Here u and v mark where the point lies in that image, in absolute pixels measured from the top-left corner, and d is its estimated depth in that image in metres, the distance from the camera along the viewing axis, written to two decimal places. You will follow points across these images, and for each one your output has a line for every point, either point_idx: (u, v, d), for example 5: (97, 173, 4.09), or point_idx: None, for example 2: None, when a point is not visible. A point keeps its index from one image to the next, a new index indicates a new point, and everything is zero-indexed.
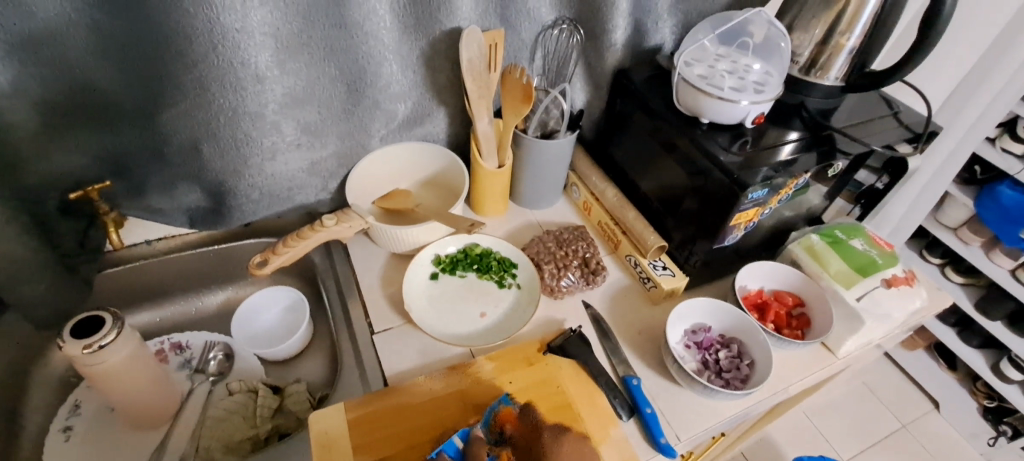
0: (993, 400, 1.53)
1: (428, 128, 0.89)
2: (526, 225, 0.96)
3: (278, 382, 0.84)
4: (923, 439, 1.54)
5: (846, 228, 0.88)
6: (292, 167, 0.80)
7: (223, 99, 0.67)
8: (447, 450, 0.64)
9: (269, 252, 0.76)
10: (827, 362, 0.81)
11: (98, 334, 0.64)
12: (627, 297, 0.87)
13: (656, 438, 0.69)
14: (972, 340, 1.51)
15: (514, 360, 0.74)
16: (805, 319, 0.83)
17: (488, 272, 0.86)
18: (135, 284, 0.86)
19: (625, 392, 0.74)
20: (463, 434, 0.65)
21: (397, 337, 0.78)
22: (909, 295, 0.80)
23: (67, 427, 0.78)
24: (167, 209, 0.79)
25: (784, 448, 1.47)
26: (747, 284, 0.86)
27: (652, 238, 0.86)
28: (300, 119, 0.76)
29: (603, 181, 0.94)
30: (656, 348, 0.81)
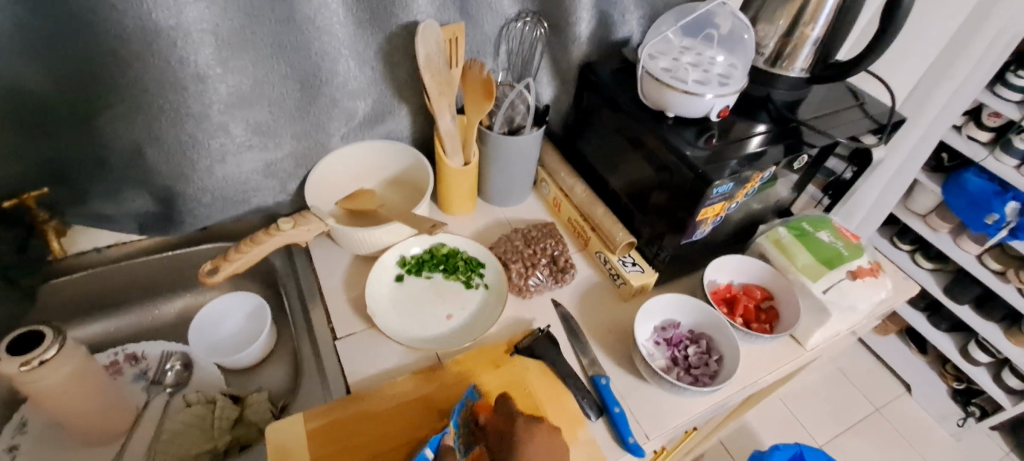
0: (962, 382, 1.57)
1: (390, 126, 0.87)
2: (495, 223, 0.94)
3: (240, 391, 0.82)
4: (895, 422, 1.57)
5: (813, 220, 0.88)
6: (246, 169, 0.77)
7: (163, 99, 0.65)
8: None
9: (220, 259, 0.73)
10: (795, 354, 0.81)
11: (38, 349, 0.61)
12: (597, 295, 0.85)
13: (624, 438, 0.68)
14: (941, 324, 1.54)
15: (479, 362, 0.72)
16: (774, 312, 0.83)
17: (455, 272, 0.84)
18: (84, 293, 0.83)
19: (594, 392, 0.73)
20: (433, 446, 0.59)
21: (359, 344, 0.75)
22: (874, 286, 0.80)
23: (13, 446, 0.74)
24: (115, 215, 0.75)
25: (761, 435, 1.49)
26: (716, 278, 0.86)
27: (620, 235, 0.84)
28: (250, 119, 0.73)
29: (572, 177, 0.92)
30: (625, 346, 0.80)
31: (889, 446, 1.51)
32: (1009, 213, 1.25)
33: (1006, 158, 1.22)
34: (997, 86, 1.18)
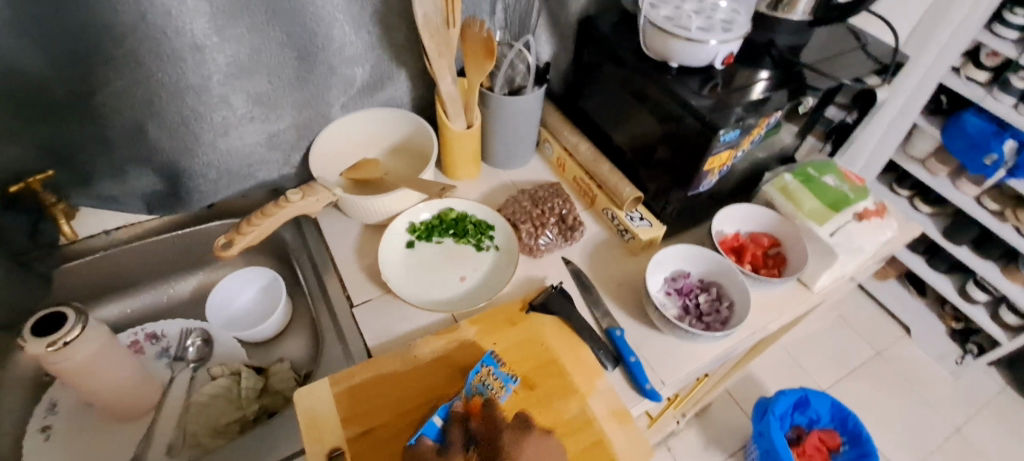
0: (960, 321, 1.61)
1: (390, 92, 0.86)
2: (500, 185, 0.94)
3: (262, 363, 0.83)
4: (896, 363, 1.61)
5: (818, 165, 0.88)
6: (249, 141, 0.77)
7: (162, 72, 0.64)
8: (428, 433, 0.62)
9: (234, 233, 0.73)
10: (803, 296, 0.83)
11: (61, 331, 0.62)
12: (607, 251, 0.86)
13: (642, 385, 0.71)
14: (940, 266, 1.56)
15: (495, 321, 0.73)
16: (781, 258, 0.84)
17: (465, 236, 0.84)
18: (99, 275, 0.83)
19: (609, 344, 0.75)
20: (443, 413, 0.64)
21: (377, 310, 0.76)
22: (880, 227, 0.81)
23: (46, 426, 0.75)
24: (122, 197, 0.76)
25: (767, 383, 1.53)
26: (723, 228, 0.87)
27: (627, 190, 0.85)
28: (250, 90, 0.72)
29: (575, 136, 0.92)
30: (637, 298, 0.81)
31: (890, 386, 1.56)
32: (1006, 152, 1.25)
33: (1004, 97, 1.21)
34: (995, 24, 1.17)
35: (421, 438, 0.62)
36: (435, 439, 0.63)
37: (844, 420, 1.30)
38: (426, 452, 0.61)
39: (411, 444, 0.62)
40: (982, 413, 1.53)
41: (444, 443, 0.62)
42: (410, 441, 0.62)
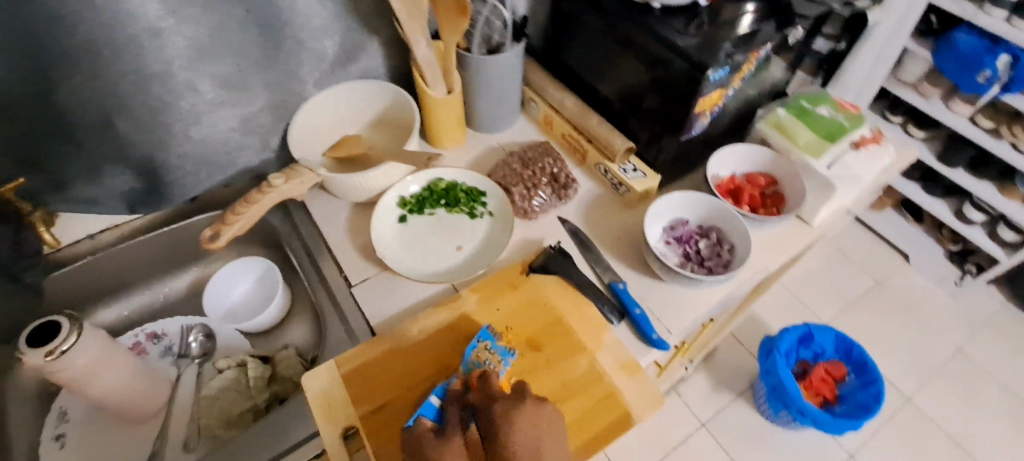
0: (959, 243, 1.61)
1: (364, 63, 0.82)
2: (488, 150, 0.91)
3: (267, 351, 0.83)
4: (896, 291, 1.62)
5: (811, 97, 0.86)
6: (222, 127, 0.74)
7: (120, 62, 0.61)
8: (426, 413, 0.60)
9: (219, 224, 0.72)
10: (804, 232, 0.82)
11: (57, 340, 0.61)
12: (603, 206, 0.85)
13: (649, 335, 0.71)
14: (936, 190, 1.55)
15: (497, 287, 0.73)
16: (779, 196, 0.83)
17: (458, 205, 0.82)
18: (90, 281, 0.82)
19: (613, 297, 0.74)
20: (440, 393, 0.61)
21: (376, 288, 0.75)
22: (878, 153, 0.80)
23: (60, 435, 0.75)
24: (102, 197, 0.73)
25: (770, 322, 1.55)
26: (719, 171, 0.85)
27: (618, 141, 0.82)
28: (216, 73, 0.69)
29: (560, 92, 0.89)
30: (638, 250, 0.80)
31: (892, 314, 1.58)
32: (1000, 67, 1.22)
33: (996, 11, 1.18)
34: None
35: (419, 419, 0.58)
36: (435, 421, 0.59)
37: (848, 351, 1.32)
38: (424, 432, 0.56)
39: (409, 426, 0.57)
40: (982, 331, 1.56)
41: (444, 424, 0.58)
42: (408, 425, 0.58)
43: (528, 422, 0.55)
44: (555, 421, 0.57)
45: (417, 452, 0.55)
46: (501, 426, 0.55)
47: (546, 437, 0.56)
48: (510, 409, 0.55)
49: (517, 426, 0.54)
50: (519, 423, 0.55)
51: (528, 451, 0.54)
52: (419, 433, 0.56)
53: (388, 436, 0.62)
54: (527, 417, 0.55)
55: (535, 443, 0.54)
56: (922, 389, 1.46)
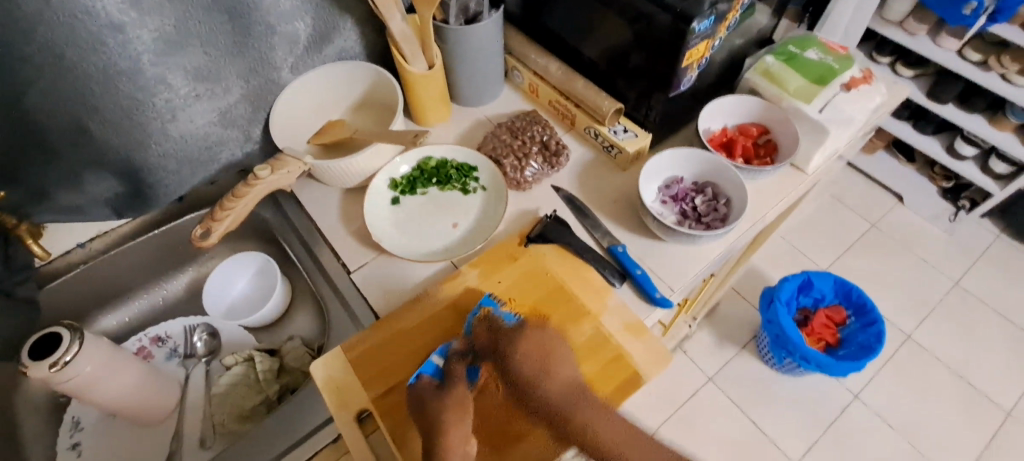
0: (951, 180, 1.62)
1: (339, 44, 0.80)
2: (475, 123, 0.90)
3: (273, 344, 0.83)
4: (892, 232, 1.64)
5: (798, 41, 0.84)
6: (201, 122, 0.72)
7: (86, 61, 0.59)
8: (427, 371, 0.63)
9: (208, 220, 0.71)
10: (799, 180, 0.82)
11: (59, 351, 0.61)
12: (595, 170, 0.84)
13: (651, 295, 0.71)
14: (927, 128, 1.54)
15: (496, 260, 0.72)
16: (772, 145, 0.83)
17: (450, 182, 0.81)
18: (86, 290, 0.81)
19: (613, 261, 0.74)
20: (442, 352, 0.64)
21: (375, 272, 0.75)
22: (868, 93, 0.79)
23: (76, 444, 0.76)
24: (87, 205, 0.72)
25: (769, 273, 1.56)
26: (710, 125, 0.85)
27: (607, 103, 0.81)
28: (187, 65, 0.67)
29: (543, 57, 0.87)
30: (634, 212, 0.80)
31: (888, 255, 1.59)
32: None
33: None
34: None
35: (421, 377, 0.62)
36: (437, 378, 0.62)
37: (848, 294, 1.33)
38: (426, 387, 0.61)
39: (412, 384, 0.62)
40: (978, 264, 1.58)
41: (444, 379, 0.62)
42: (411, 382, 0.62)
43: (530, 349, 0.65)
44: (559, 347, 0.66)
45: (422, 406, 0.61)
46: (511, 355, 0.63)
47: (552, 360, 0.65)
48: (515, 338, 0.65)
49: (522, 356, 0.63)
50: (525, 348, 0.64)
51: (538, 373, 0.63)
52: (422, 390, 0.61)
53: (401, 417, 0.62)
54: (532, 340, 0.65)
55: (544, 367, 0.63)
56: (922, 326, 1.48)
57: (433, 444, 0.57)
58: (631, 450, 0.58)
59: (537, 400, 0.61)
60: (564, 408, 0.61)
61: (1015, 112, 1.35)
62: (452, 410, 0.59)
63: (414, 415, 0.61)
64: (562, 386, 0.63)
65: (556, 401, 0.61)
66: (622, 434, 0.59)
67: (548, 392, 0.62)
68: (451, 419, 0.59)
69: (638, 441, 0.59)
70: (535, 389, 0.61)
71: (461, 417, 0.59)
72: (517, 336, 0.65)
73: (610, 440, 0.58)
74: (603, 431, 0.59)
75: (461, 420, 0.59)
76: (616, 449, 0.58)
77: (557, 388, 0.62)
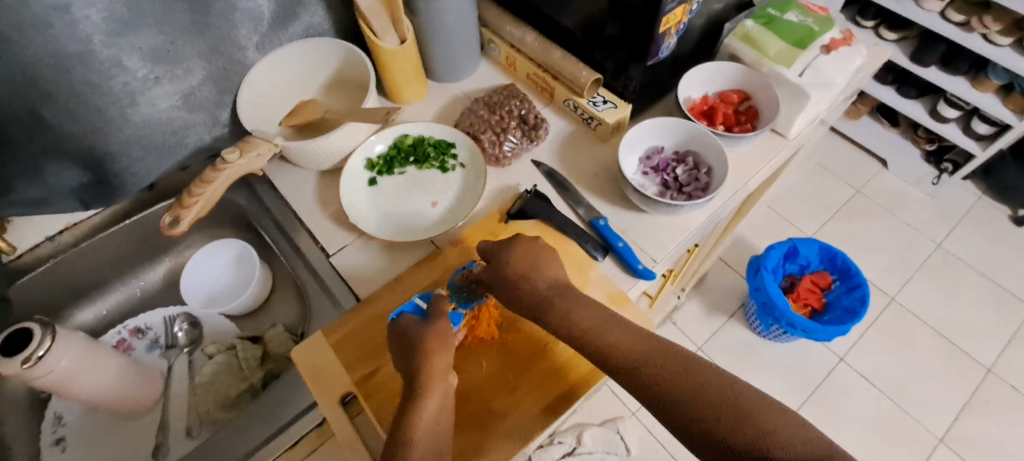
0: (934, 142, 1.61)
1: (306, 21, 0.77)
2: (452, 100, 0.88)
3: (256, 332, 0.82)
4: (876, 197, 1.64)
5: (777, 4, 0.82)
6: (164, 107, 0.70)
7: (34, 44, 0.56)
8: (407, 310, 0.62)
9: (177, 208, 0.69)
10: (781, 145, 0.81)
11: (31, 346, 0.59)
12: (576, 143, 0.83)
13: (634, 266, 0.70)
14: (910, 91, 1.54)
15: (477, 237, 0.72)
16: (753, 111, 0.82)
17: (427, 161, 0.80)
18: (60, 284, 0.79)
19: (595, 235, 0.74)
20: (425, 296, 0.64)
21: (354, 254, 0.74)
22: (848, 55, 0.77)
23: (59, 439, 0.75)
24: (50, 197, 0.70)
25: (757, 243, 1.56)
26: (690, 94, 0.83)
27: (584, 74, 0.79)
28: (143, 46, 0.64)
29: (518, 28, 0.85)
30: (616, 184, 0.79)
31: (873, 220, 1.60)
32: None
33: None
34: None
35: (402, 314, 0.61)
36: (418, 315, 0.62)
37: (832, 260, 1.34)
38: (408, 323, 0.60)
39: (393, 322, 0.61)
40: (960, 225, 1.60)
41: (426, 316, 0.61)
42: (392, 320, 0.61)
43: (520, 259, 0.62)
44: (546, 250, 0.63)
45: (404, 340, 0.58)
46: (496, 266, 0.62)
47: (540, 261, 0.62)
48: (500, 250, 0.63)
49: (511, 261, 0.62)
50: (516, 257, 0.62)
51: (524, 272, 0.61)
52: (405, 323, 0.59)
53: (383, 397, 0.62)
54: (523, 249, 0.63)
55: (530, 265, 0.61)
56: (905, 288, 1.50)
57: (419, 356, 0.56)
58: (617, 335, 0.54)
59: (524, 301, 0.59)
60: (546, 295, 0.59)
61: (996, 72, 1.36)
62: (435, 339, 0.58)
63: (394, 342, 0.59)
64: (549, 281, 0.60)
65: (541, 295, 0.59)
66: (604, 316, 0.57)
67: (535, 287, 0.60)
68: (436, 342, 0.58)
69: (621, 326, 0.56)
70: (521, 287, 0.60)
71: (443, 345, 0.58)
72: (511, 247, 0.63)
73: (592, 324, 0.56)
74: (582, 317, 0.57)
75: (444, 346, 0.58)
76: (603, 333, 0.55)
77: (544, 284, 0.60)
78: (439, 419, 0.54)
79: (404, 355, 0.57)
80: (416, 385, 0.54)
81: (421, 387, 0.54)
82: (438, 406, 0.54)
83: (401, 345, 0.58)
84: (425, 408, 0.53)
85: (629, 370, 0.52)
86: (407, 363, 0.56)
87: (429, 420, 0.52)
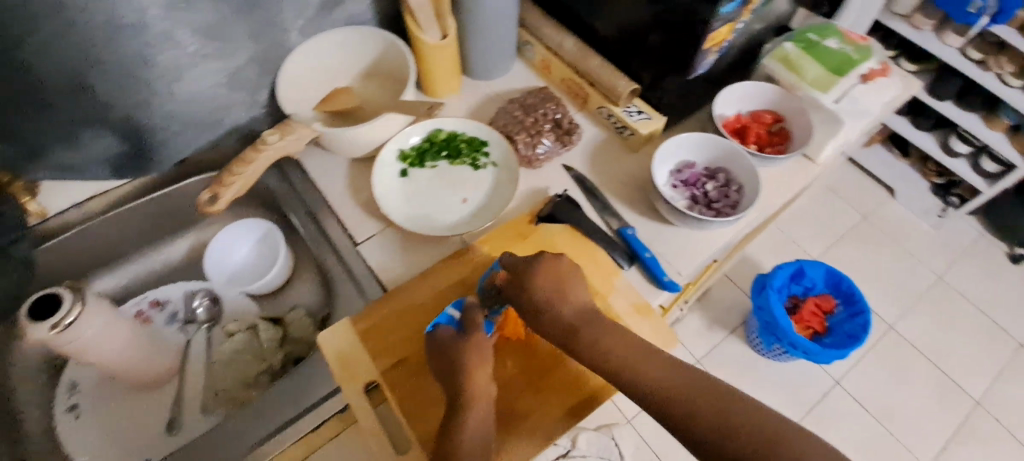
0: (943, 176, 1.64)
1: (349, 8, 0.77)
2: (486, 98, 0.88)
3: (275, 313, 0.82)
4: (882, 225, 1.66)
5: (818, 29, 0.83)
6: (208, 84, 0.71)
7: (91, 13, 0.56)
8: (444, 323, 0.63)
9: (216, 186, 0.70)
10: (809, 170, 0.82)
11: (60, 313, 0.60)
12: (606, 151, 0.83)
13: (659, 278, 0.71)
14: (924, 123, 1.55)
15: (506, 237, 0.72)
16: (786, 133, 0.82)
17: (460, 157, 0.80)
18: (84, 251, 0.79)
19: (622, 243, 0.74)
20: (458, 306, 0.65)
21: (382, 244, 0.74)
22: (885, 86, 0.81)
23: (74, 406, 0.75)
24: (83, 164, 0.70)
25: (762, 261, 1.58)
26: (724, 111, 0.84)
27: (622, 84, 0.79)
28: (195, 22, 0.64)
29: (557, 32, 0.85)
30: (644, 194, 0.79)
31: (878, 247, 1.62)
32: None
33: None
34: None
35: (440, 327, 0.62)
36: (456, 328, 0.63)
37: (837, 284, 1.36)
38: (446, 336, 0.61)
39: (430, 335, 0.62)
40: (963, 259, 1.62)
41: (461, 329, 0.62)
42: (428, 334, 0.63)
43: (548, 272, 0.63)
44: (572, 271, 0.63)
45: (444, 353, 0.60)
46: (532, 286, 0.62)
47: (567, 283, 0.63)
48: (530, 268, 0.63)
49: (538, 280, 0.62)
50: (541, 278, 0.62)
51: (550, 298, 0.61)
52: (444, 338, 0.61)
53: (407, 390, 0.63)
54: (546, 274, 0.62)
55: (558, 290, 0.62)
56: (904, 318, 1.52)
57: (459, 377, 0.58)
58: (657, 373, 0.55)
59: (548, 325, 0.61)
60: (573, 325, 0.60)
61: (1007, 112, 1.37)
62: (473, 352, 0.60)
63: (432, 355, 0.61)
64: (576, 312, 0.61)
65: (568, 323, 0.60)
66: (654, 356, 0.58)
67: (562, 312, 0.61)
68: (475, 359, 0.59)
69: (659, 359, 0.56)
70: (547, 315, 0.61)
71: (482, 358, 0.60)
72: (533, 265, 0.63)
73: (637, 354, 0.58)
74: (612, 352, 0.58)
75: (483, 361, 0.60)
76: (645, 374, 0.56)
77: (572, 312, 0.61)
78: (488, 425, 0.57)
79: (444, 369, 0.59)
80: (461, 400, 0.57)
81: (466, 400, 0.57)
82: (481, 421, 0.56)
83: (440, 356, 0.60)
84: (469, 423, 0.56)
85: (680, 409, 0.52)
86: (446, 381, 0.59)
87: (474, 434, 0.55)
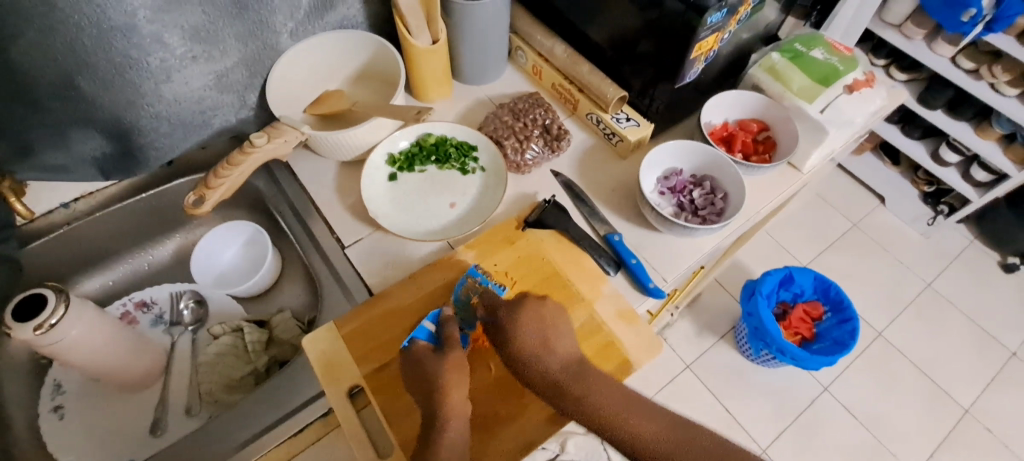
0: (932, 185, 1.63)
1: (341, 12, 0.78)
2: (477, 102, 0.88)
3: (262, 315, 0.82)
4: (872, 233, 1.67)
5: (804, 40, 0.84)
6: (196, 85, 0.70)
7: (79, 13, 0.57)
8: (420, 337, 0.64)
9: (202, 188, 0.71)
10: (793, 178, 0.83)
11: (44, 313, 0.60)
12: (595, 158, 0.84)
13: (645, 284, 0.71)
14: (914, 132, 1.56)
15: (493, 242, 0.72)
16: (771, 142, 0.84)
17: (448, 161, 0.80)
18: (71, 251, 0.79)
19: (608, 250, 0.75)
20: (433, 319, 0.65)
21: (370, 248, 0.74)
22: (870, 96, 0.80)
23: (58, 406, 0.75)
24: (71, 164, 0.70)
25: (752, 268, 1.58)
26: (712, 119, 0.85)
27: (611, 90, 0.80)
28: (184, 24, 0.64)
29: (548, 39, 0.85)
30: (631, 201, 0.80)
31: (867, 255, 1.63)
32: (986, 6, 1.17)
33: None
34: None
35: (415, 342, 0.63)
36: (432, 342, 0.64)
37: (826, 291, 1.36)
38: (422, 351, 0.62)
39: (406, 350, 0.63)
40: (951, 267, 1.63)
41: (436, 343, 0.63)
42: (405, 347, 0.64)
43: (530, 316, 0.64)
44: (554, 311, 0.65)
45: (420, 369, 0.61)
46: (513, 327, 0.63)
47: (551, 329, 0.64)
48: (512, 313, 0.64)
49: (522, 323, 0.63)
50: (524, 319, 0.63)
51: (535, 350, 0.61)
52: (419, 355, 0.62)
53: (391, 393, 0.63)
54: (528, 317, 0.64)
55: (542, 335, 0.62)
56: (893, 325, 1.53)
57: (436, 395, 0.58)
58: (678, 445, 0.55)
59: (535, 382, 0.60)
60: (559, 379, 0.60)
61: (1000, 121, 1.38)
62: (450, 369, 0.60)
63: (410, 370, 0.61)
64: (563, 362, 0.61)
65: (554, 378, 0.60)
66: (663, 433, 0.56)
67: (549, 366, 0.61)
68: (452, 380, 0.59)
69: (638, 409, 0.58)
70: (536, 366, 0.60)
71: (460, 377, 0.59)
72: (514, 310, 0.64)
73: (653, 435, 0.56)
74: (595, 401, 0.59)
75: (461, 381, 0.59)
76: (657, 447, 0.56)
77: (556, 363, 0.61)
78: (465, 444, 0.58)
79: (422, 384, 0.59)
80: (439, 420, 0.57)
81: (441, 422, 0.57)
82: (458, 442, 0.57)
83: (417, 370, 0.61)
84: (448, 439, 0.56)
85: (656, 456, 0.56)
86: (425, 399, 0.59)
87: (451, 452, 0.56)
